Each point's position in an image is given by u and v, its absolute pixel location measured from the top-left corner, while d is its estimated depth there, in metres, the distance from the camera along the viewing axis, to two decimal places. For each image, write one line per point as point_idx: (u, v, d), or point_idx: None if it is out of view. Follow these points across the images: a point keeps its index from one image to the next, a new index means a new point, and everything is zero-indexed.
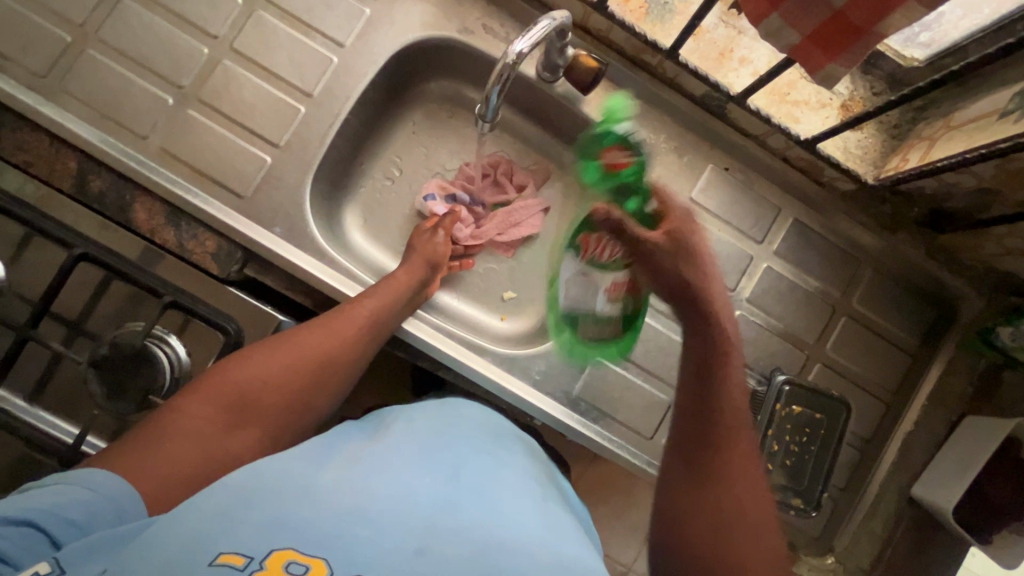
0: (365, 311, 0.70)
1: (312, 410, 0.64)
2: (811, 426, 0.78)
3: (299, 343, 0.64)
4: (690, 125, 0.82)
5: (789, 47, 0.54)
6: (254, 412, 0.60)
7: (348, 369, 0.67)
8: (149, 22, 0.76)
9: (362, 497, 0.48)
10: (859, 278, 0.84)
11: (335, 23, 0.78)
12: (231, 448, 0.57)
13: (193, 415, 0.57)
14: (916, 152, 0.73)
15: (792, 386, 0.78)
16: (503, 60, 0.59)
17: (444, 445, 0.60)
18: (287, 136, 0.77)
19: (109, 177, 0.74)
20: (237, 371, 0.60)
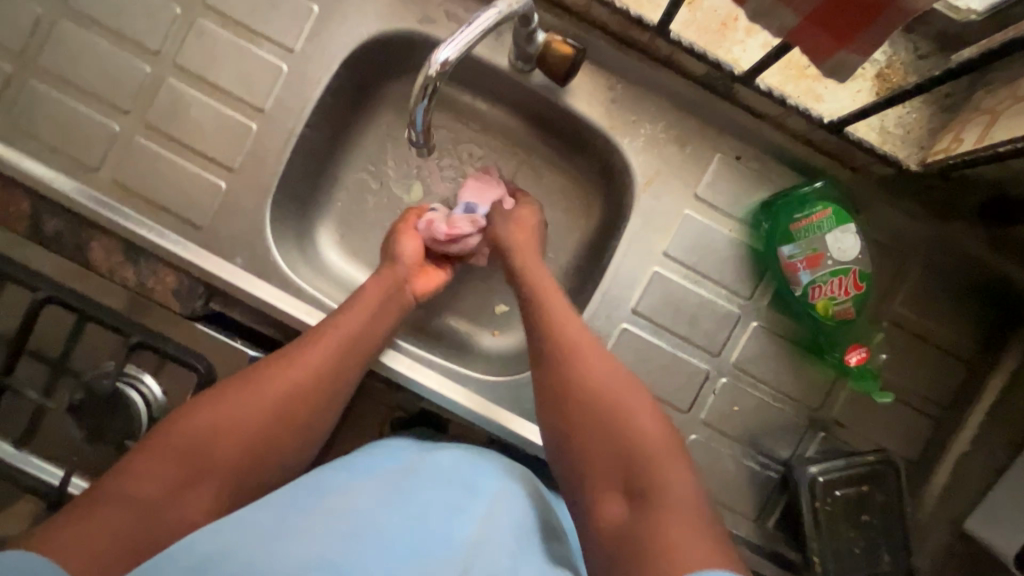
0: (337, 338, 0.64)
1: (282, 457, 0.60)
2: (864, 505, 0.67)
3: (261, 384, 0.59)
4: (692, 110, 0.70)
5: (785, 31, 0.46)
6: (211, 467, 0.55)
7: (321, 407, 0.62)
8: (88, 43, 0.71)
9: (326, 543, 0.46)
10: (904, 277, 0.71)
11: (282, 26, 0.71)
12: (186, 511, 0.53)
13: (142, 478, 0.52)
14: (972, 131, 0.60)
15: (826, 475, 0.67)
16: (425, 73, 0.50)
17: (424, 479, 0.56)
18: (241, 158, 0.71)
19: (63, 217, 0.70)
20: (189, 424, 0.56)
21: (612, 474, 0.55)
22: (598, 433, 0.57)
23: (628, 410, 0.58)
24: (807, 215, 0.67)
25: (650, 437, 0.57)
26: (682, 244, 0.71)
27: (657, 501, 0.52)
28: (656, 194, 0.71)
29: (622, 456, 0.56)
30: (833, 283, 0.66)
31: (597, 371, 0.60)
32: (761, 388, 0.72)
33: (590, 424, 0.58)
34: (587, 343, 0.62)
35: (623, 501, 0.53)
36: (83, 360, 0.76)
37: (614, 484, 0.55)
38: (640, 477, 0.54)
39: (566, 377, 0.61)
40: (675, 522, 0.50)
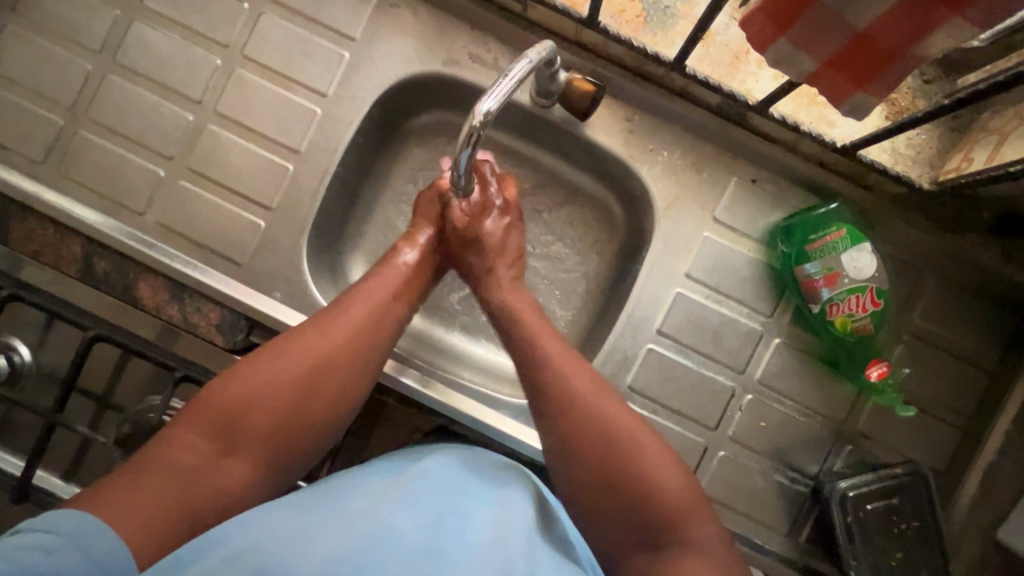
0: (361, 306, 0.64)
1: (316, 430, 0.59)
2: (896, 515, 0.68)
3: (291, 351, 0.59)
4: (708, 137, 0.73)
5: (803, 75, 0.47)
6: (245, 436, 0.55)
7: (351, 372, 0.61)
8: (133, 96, 0.75)
9: (350, 539, 0.45)
10: (921, 290, 0.73)
11: (316, 73, 0.75)
12: (222, 478, 0.53)
13: (184, 444, 0.54)
14: (982, 151, 0.62)
15: (857, 491, 0.68)
16: (470, 123, 0.52)
17: (449, 482, 0.55)
18: (279, 198, 0.75)
19: (112, 258, 0.73)
20: (227, 389, 0.57)
21: (631, 529, 0.56)
22: (613, 488, 0.57)
23: (644, 469, 0.57)
24: (821, 236, 0.69)
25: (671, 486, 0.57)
26: (702, 265, 0.73)
27: (679, 552, 0.54)
28: (676, 218, 0.73)
29: (638, 511, 0.56)
30: (850, 301, 0.68)
31: (610, 428, 0.59)
32: (786, 403, 0.74)
33: (606, 481, 0.57)
34: (598, 393, 0.61)
35: (648, 551, 0.55)
36: (128, 394, 0.79)
37: (634, 536, 0.56)
38: (662, 530, 0.55)
39: (580, 439, 0.59)
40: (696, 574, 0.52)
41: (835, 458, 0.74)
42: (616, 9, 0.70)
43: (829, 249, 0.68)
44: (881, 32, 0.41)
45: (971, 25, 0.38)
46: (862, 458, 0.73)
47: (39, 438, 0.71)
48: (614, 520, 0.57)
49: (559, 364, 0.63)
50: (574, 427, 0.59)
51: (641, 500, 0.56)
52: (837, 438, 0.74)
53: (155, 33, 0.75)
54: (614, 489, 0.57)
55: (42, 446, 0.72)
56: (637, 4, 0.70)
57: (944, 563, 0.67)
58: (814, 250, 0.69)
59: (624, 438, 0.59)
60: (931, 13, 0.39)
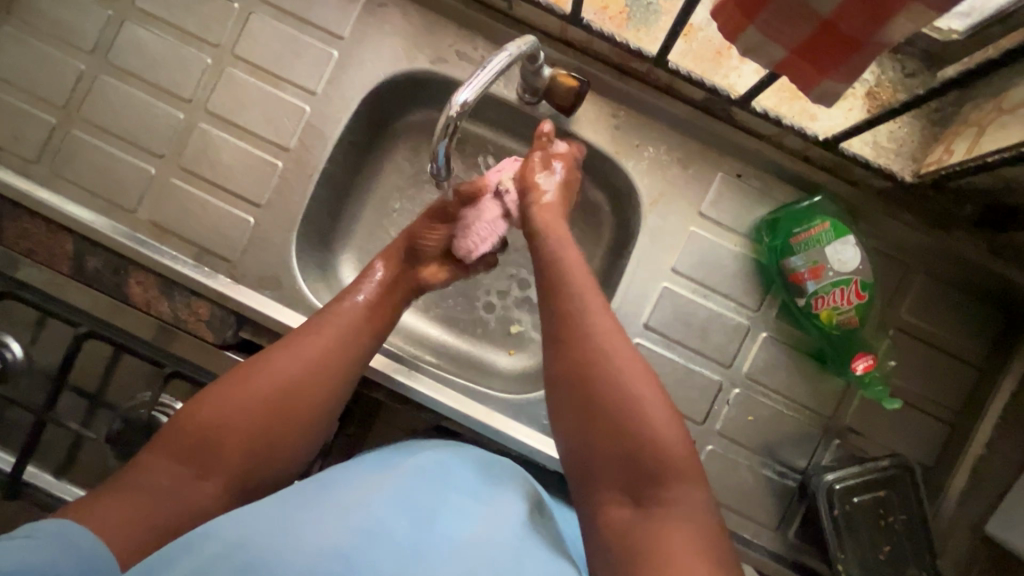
0: (337, 327, 0.64)
1: (293, 451, 0.59)
2: (883, 509, 0.67)
3: (266, 371, 0.59)
4: (694, 133, 0.73)
5: (773, 63, 0.48)
6: (220, 459, 0.56)
7: (325, 393, 0.61)
8: (125, 95, 0.76)
9: (341, 536, 0.44)
10: (908, 284, 0.73)
11: (305, 71, 0.76)
12: (197, 499, 0.54)
13: (155, 468, 0.54)
14: (962, 143, 0.63)
15: (844, 483, 0.68)
16: (447, 113, 0.52)
17: (439, 478, 0.55)
18: (268, 195, 0.76)
19: (103, 255, 0.74)
20: (198, 413, 0.56)
21: (619, 478, 0.53)
22: (605, 430, 0.54)
23: (642, 421, 0.53)
24: (807, 228, 0.70)
25: (669, 442, 0.53)
26: (689, 260, 0.74)
27: (664, 510, 0.51)
28: (662, 213, 0.74)
29: (630, 460, 0.53)
30: (835, 293, 0.68)
31: (618, 372, 0.55)
32: (774, 397, 0.74)
33: (601, 419, 0.54)
34: (612, 341, 0.57)
35: (628, 504, 0.52)
36: (120, 391, 0.80)
37: (622, 486, 0.53)
38: (650, 484, 0.52)
39: (582, 377, 0.56)
40: (676, 533, 0.49)
41: (823, 452, 0.74)
42: (600, 6, 0.71)
43: (812, 241, 0.69)
44: (842, 17, 0.41)
45: (927, 10, 0.39)
46: (851, 453, 0.73)
47: (29, 435, 0.72)
48: (601, 462, 0.54)
49: (584, 297, 0.59)
50: (586, 362, 0.56)
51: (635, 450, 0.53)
52: (825, 433, 0.74)
53: (146, 33, 0.76)
54: (608, 434, 0.54)
55: (33, 443, 0.72)
56: (620, 2, 0.71)
57: (931, 558, 0.67)
58: (799, 242, 0.69)
59: (636, 380, 0.55)
60: None
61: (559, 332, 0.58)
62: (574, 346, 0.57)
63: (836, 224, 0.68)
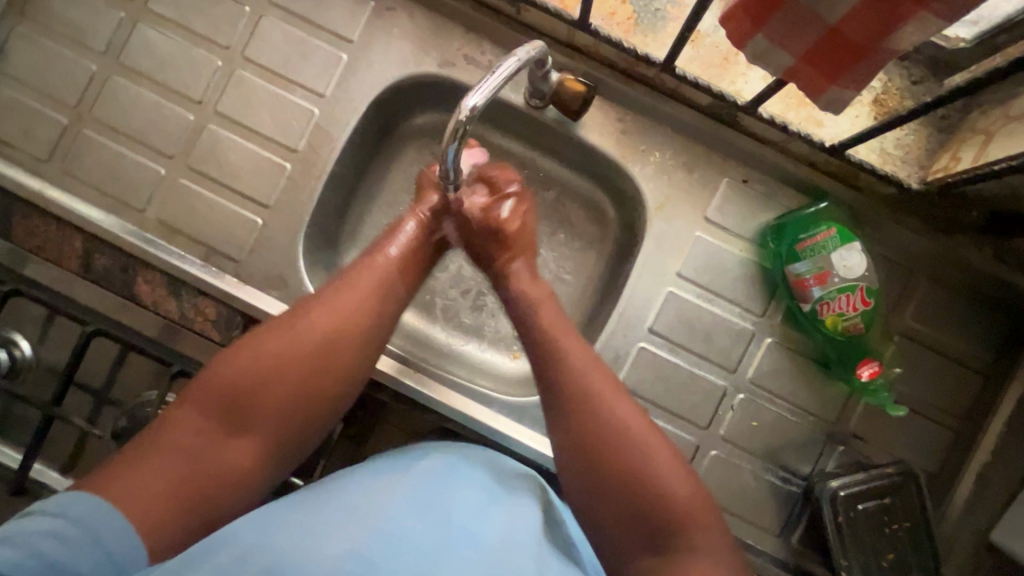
0: (359, 288, 0.63)
1: (324, 410, 0.59)
2: (888, 517, 0.67)
3: (292, 330, 0.59)
4: (700, 138, 0.74)
5: (781, 70, 0.48)
6: (251, 416, 0.55)
7: (350, 349, 0.60)
8: (136, 96, 0.77)
9: (359, 536, 0.45)
10: (914, 290, 0.73)
11: (314, 73, 0.76)
12: (227, 457, 0.54)
13: (183, 423, 0.54)
14: (969, 150, 0.63)
15: (848, 491, 0.68)
16: (455, 118, 0.53)
17: (454, 478, 0.55)
18: (276, 196, 0.76)
19: (113, 254, 0.74)
20: (228, 368, 0.56)
21: (636, 540, 0.56)
22: (614, 488, 0.57)
23: (649, 472, 0.57)
24: (812, 235, 0.70)
25: (675, 486, 0.56)
26: (694, 264, 0.74)
27: (688, 558, 0.54)
28: (668, 218, 0.74)
29: (639, 509, 0.56)
30: (840, 300, 0.68)
31: (624, 437, 0.58)
32: (778, 403, 0.74)
33: (611, 495, 0.57)
34: (608, 399, 0.60)
35: (651, 552, 0.55)
36: (125, 389, 0.80)
37: (642, 541, 0.56)
38: (668, 536, 0.55)
39: (591, 442, 0.58)
40: (701, 570, 0.52)
41: (828, 458, 0.74)
42: (607, 12, 0.71)
43: (818, 248, 0.69)
44: (850, 25, 0.41)
45: (936, 19, 0.39)
46: (855, 458, 0.73)
47: (36, 431, 0.72)
48: (613, 524, 0.57)
49: (577, 359, 0.62)
50: (582, 430, 0.59)
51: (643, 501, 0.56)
52: (830, 439, 0.74)
53: (157, 35, 0.77)
54: (616, 493, 0.57)
55: (41, 439, 0.73)
56: (628, 7, 0.71)
57: (934, 565, 0.67)
58: (804, 249, 0.69)
59: (635, 436, 0.58)
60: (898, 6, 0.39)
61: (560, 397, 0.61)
62: (569, 414, 0.60)
63: (843, 231, 0.68)
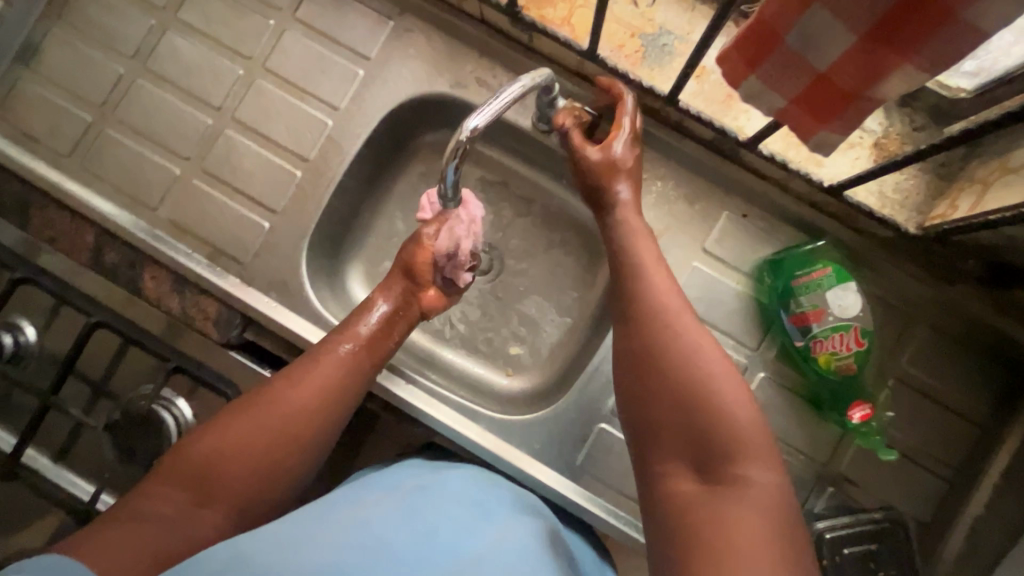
0: (333, 365, 0.65)
1: (290, 480, 0.62)
2: (875, 563, 0.66)
3: (261, 410, 0.61)
4: (701, 171, 0.75)
5: (774, 111, 0.49)
6: (220, 489, 0.58)
7: (319, 427, 0.63)
8: (159, 99, 0.80)
9: (332, 560, 0.46)
10: (910, 335, 0.73)
11: (330, 88, 0.79)
12: (198, 527, 0.55)
13: (158, 497, 0.56)
14: (967, 199, 0.62)
15: (834, 533, 0.66)
16: (457, 137, 0.54)
17: (437, 495, 0.58)
18: (284, 202, 0.78)
19: (122, 249, 0.76)
20: (202, 443, 0.59)
21: (689, 451, 0.53)
22: (676, 395, 0.55)
23: (715, 391, 0.54)
24: (807, 272, 0.69)
25: (740, 420, 0.53)
26: (689, 294, 0.74)
27: (733, 486, 0.50)
28: (666, 247, 0.75)
29: (707, 434, 0.53)
30: (834, 339, 0.68)
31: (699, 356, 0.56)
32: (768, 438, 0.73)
33: (673, 394, 0.55)
34: (686, 326, 0.58)
35: (696, 478, 0.52)
36: (123, 382, 0.82)
37: (686, 452, 0.53)
38: (715, 452, 0.52)
39: (664, 356, 0.56)
40: (743, 514, 0.48)
41: (816, 499, 0.73)
42: (616, 44, 0.73)
43: (813, 283, 0.68)
44: (838, 74, 0.43)
45: (920, 71, 0.40)
46: (844, 501, 0.72)
47: (32, 417, 0.74)
48: (660, 427, 0.55)
49: (663, 295, 0.60)
50: (662, 343, 0.57)
51: (705, 421, 0.53)
52: (819, 479, 0.73)
53: (183, 43, 0.80)
54: (682, 408, 0.54)
55: (35, 426, 0.75)
56: (636, 41, 0.73)
57: None
58: (801, 285, 0.69)
59: (714, 354, 0.56)
60: (883, 58, 0.40)
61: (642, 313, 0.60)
62: (649, 323, 0.59)
63: (839, 272, 0.68)
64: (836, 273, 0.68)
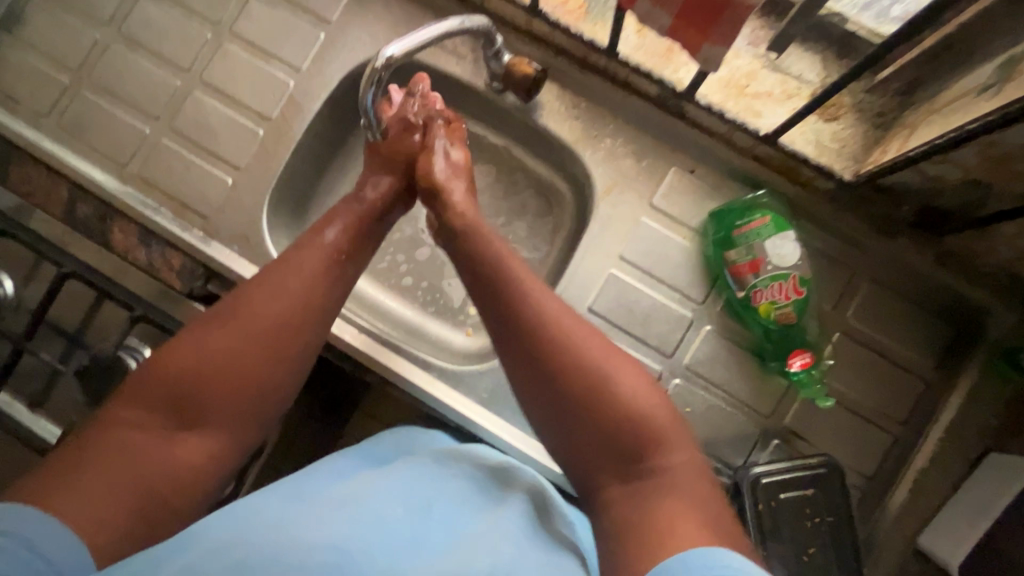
0: (305, 273, 0.61)
1: (275, 397, 0.57)
2: (813, 508, 0.67)
3: (235, 325, 0.57)
4: (648, 127, 0.76)
5: (666, 31, 0.51)
6: (200, 414, 0.54)
7: (309, 341, 0.60)
8: (132, 63, 0.84)
9: (338, 531, 0.45)
10: (854, 289, 0.73)
11: (292, 50, 0.82)
12: (178, 459, 0.52)
13: (131, 428, 0.52)
14: (895, 143, 0.65)
15: (770, 480, 0.67)
16: (374, 63, 0.61)
17: (432, 469, 0.56)
18: (247, 160, 0.81)
19: (94, 204, 0.80)
20: (171, 367, 0.54)
21: (614, 456, 0.54)
22: (587, 410, 0.54)
23: (616, 393, 0.54)
24: (747, 222, 0.71)
25: (647, 411, 0.54)
26: (636, 248, 0.75)
27: (656, 480, 0.52)
28: (614, 202, 0.76)
29: (619, 435, 0.53)
30: (772, 288, 0.69)
31: (592, 358, 0.56)
32: (713, 390, 0.74)
33: (571, 400, 0.55)
34: (577, 331, 0.57)
35: (620, 482, 0.53)
36: (96, 334, 0.85)
37: (612, 466, 0.54)
38: (627, 451, 0.53)
39: (559, 372, 0.56)
40: (674, 511, 0.49)
41: (760, 452, 0.72)
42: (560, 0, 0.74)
43: (752, 233, 0.70)
44: None
45: None
46: (789, 455, 0.72)
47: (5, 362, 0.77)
48: (578, 446, 0.55)
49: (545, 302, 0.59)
50: (556, 355, 0.56)
51: (614, 425, 0.54)
52: (763, 433, 0.73)
53: (154, 9, 0.84)
54: (591, 417, 0.54)
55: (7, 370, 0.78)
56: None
57: (856, 560, 0.66)
58: (741, 235, 0.70)
59: (603, 352, 0.56)
60: None
61: (530, 327, 0.57)
62: (544, 335, 0.57)
63: (777, 220, 0.69)
64: (776, 222, 0.69)
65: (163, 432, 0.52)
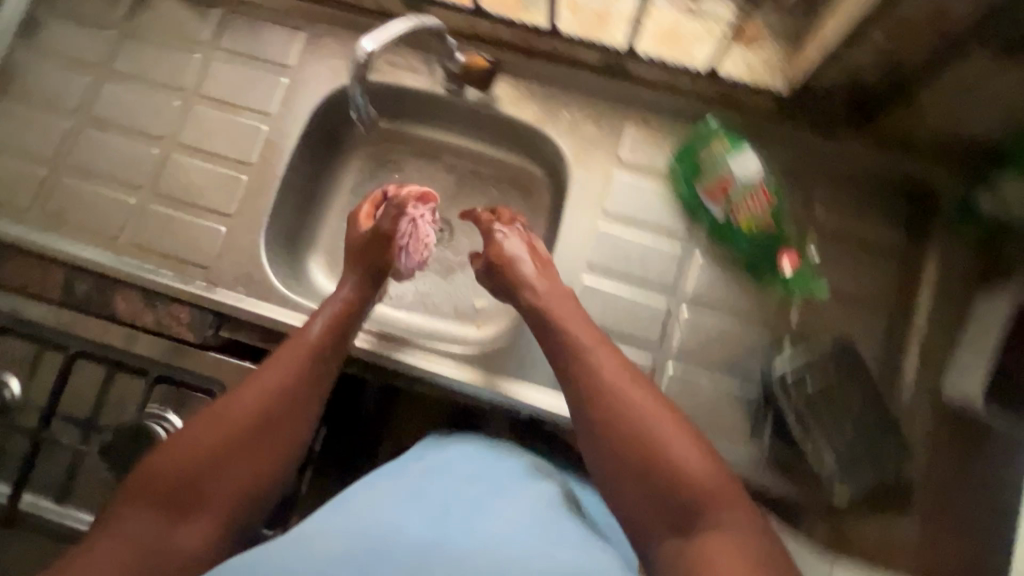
0: (293, 361, 0.65)
1: (269, 482, 0.61)
2: (841, 389, 0.71)
3: (224, 417, 0.61)
4: (599, 93, 0.84)
5: None
6: (197, 503, 0.57)
7: (297, 426, 0.63)
8: (106, 142, 0.87)
9: (350, 546, 0.52)
10: (817, 189, 0.80)
11: (259, 97, 0.87)
12: (183, 541, 0.56)
13: (134, 520, 0.56)
14: (813, 49, 0.75)
15: (796, 373, 0.71)
16: (354, 59, 0.66)
17: (448, 479, 0.62)
18: (236, 205, 0.85)
19: (92, 279, 0.81)
20: (172, 458, 0.58)
21: (640, 475, 0.57)
22: (619, 428, 0.59)
23: (647, 425, 0.58)
24: (708, 149, 0.78)
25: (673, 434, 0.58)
26: (617, 199, 0.81)
27: (680, 489, 0.55)
28: (586, 164, 0.82)
29: (654, 464, 0.57)
30: (747, 200, 0.75)
31: (618, 381, 0.61)
32: (720, 310, 0.78)
33: (609, 416, 0.59)
34: (605, 351, 0.64)
35: (672, 531, 0.55)
36: None
37: (639, 485, 0.57)
38: (656, 474, 0.56)
39: (589, 391, 0.61)
40: (717, 552, 0.52)
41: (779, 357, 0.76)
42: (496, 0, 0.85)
43: (715, 158, 0.76)
44: None
45: None
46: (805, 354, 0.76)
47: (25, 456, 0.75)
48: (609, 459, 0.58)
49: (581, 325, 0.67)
50: (594, 369, 0.62)
51: (647, 449, 0.57)
52: (776, 338, 0.77)
53: (120, 90, 0.89)
54: (626, 438, 0.58)
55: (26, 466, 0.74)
56: None
57: (893, 426, 0.70)
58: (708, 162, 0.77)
59: (623, 368, 0.62)
60: None
61: (568, 347, 0.65)
62: (579, 356, 0.64)
63: (733, 141, 0.76)
64: (733, 142, 0.76)
65: (164, 521, 0.56)
